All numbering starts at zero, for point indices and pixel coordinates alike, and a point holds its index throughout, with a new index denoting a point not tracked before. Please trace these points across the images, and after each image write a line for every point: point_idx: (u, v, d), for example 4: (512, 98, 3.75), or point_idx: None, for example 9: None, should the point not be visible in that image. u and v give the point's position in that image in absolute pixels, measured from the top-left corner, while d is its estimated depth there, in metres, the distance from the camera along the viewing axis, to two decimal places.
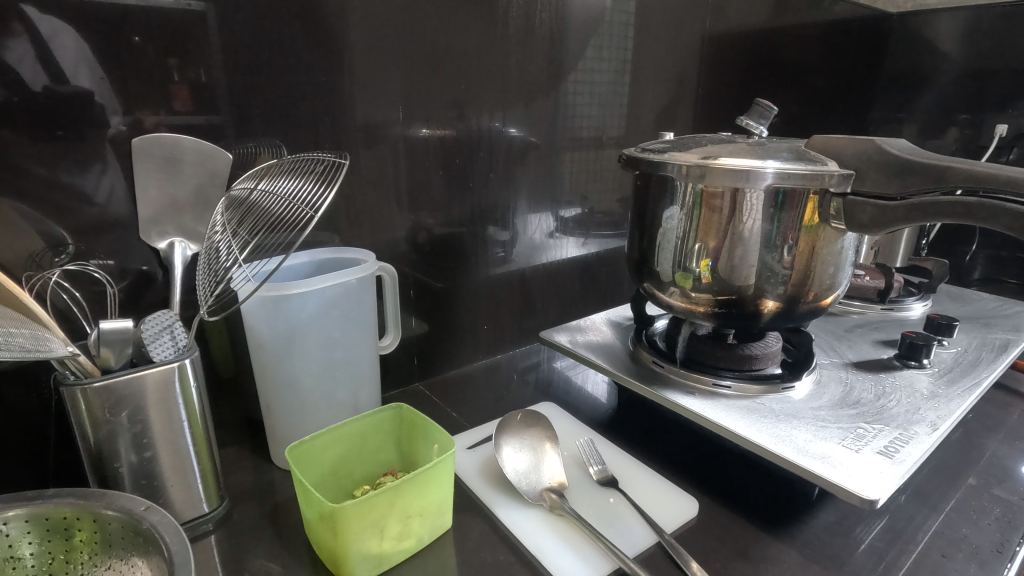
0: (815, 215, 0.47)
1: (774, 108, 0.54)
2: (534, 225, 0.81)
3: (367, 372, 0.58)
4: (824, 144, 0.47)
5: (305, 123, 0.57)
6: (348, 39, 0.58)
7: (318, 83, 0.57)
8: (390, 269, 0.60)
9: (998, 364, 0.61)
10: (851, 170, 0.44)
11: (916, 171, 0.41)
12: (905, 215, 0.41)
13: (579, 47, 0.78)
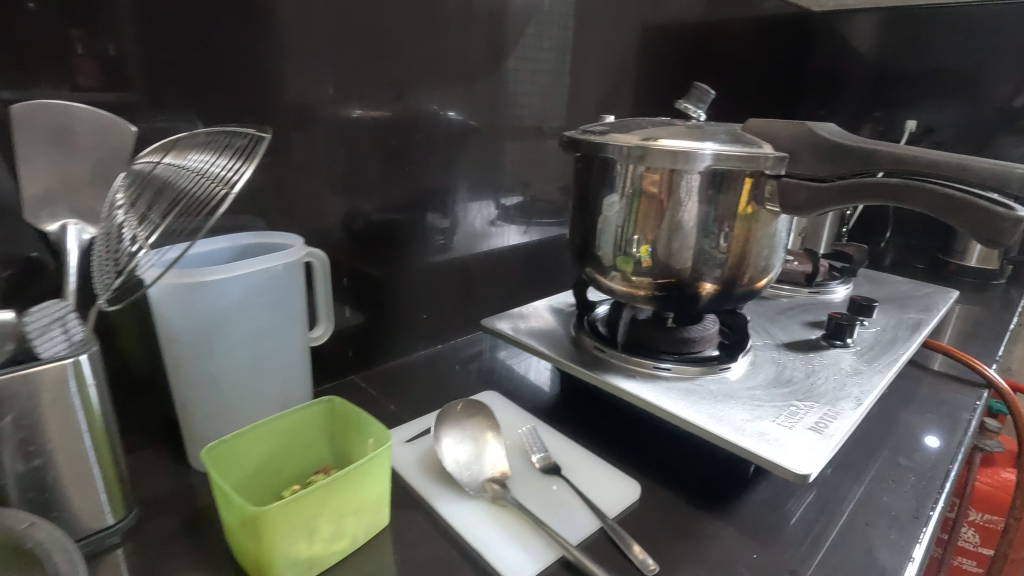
0: (750, 202, 0.47)
1: (712, 92, 0.54)
2: (475, 213, 0.78)
3: (296, 366, 0.54)
4: (761, 126, 0.47)
5: (223, 96, 0.52)
6: (268, 5, 0.53)
7: (236, 52, 0.52)
8: (320, 254, 0.56)
9: (912, 342, 0.65)
10: (785, 152, 0.45)
11: (848, 153, 0.43)
12: (835, 196, 0.42)
13: (519, 29, 0.76)
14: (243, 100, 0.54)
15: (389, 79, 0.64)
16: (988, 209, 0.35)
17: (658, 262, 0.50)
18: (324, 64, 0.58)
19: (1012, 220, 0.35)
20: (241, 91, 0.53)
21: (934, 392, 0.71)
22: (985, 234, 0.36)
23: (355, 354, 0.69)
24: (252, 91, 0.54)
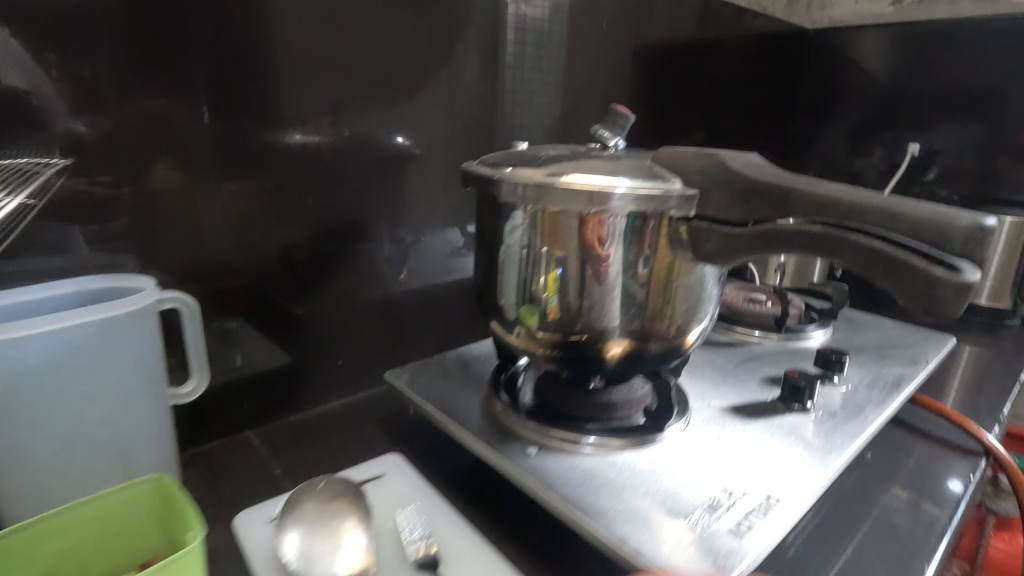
0: (666, 244, 0.39)
1: (632, 118, 0.46)
2: (440, 241, 0.72)
3: (147, 429, 0.48)
4: (670, 158, 0.40)
5: (57, 125, 0.45)
6: (125, 17, 0.46)
7: (84, 69, 0.45)
8: (186, 299, 0.49)
9: (887, 407, 0.55)
10: (695, 191, 0.37)
11: (762, 194, 0.35)
12: (750, 243, 0.35)
13: (449, 47, 0.68)
14: (94, 125, 0.46)
15: (288, 101, 0.57)
16: (931, 271, 0.30)
17: (568, 311, 0.42)
18: (203, 83, 0.51)
19: (960, 284, 0.29)
20: (91, 115, 0.46)
21: (924, 460, 0.60)
22: (926, 299, 0.30)
23: (250, 408, 0.61)
24: (106, 114, 0.47)
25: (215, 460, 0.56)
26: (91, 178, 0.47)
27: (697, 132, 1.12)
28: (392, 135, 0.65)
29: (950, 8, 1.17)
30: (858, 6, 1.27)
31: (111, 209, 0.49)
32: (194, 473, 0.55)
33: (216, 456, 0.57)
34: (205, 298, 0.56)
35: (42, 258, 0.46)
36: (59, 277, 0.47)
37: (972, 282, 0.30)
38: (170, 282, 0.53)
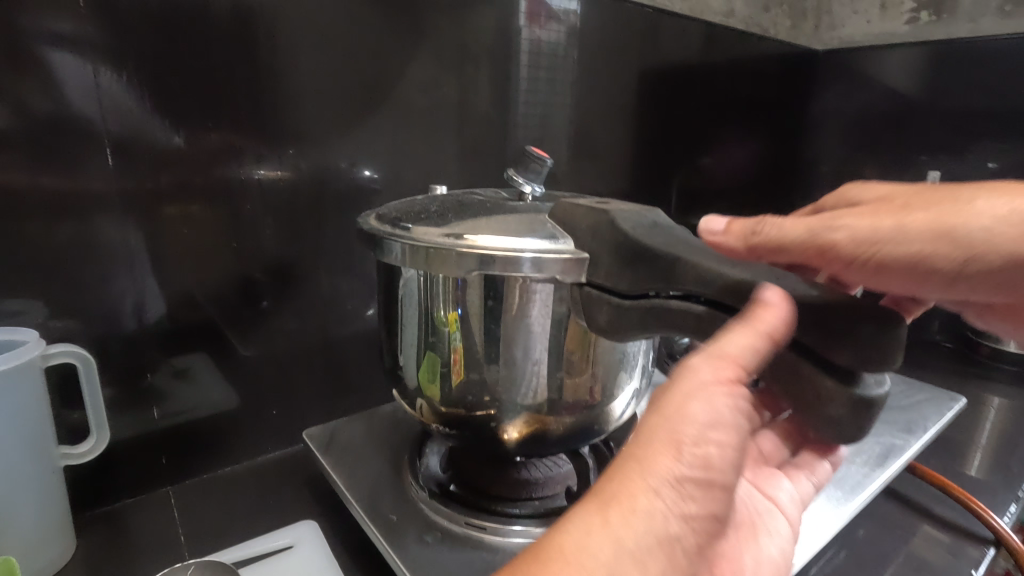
0: (571, 310, 0.37)
1: (547, 161, 0.45)
2: None
3: (38, 490, 0.45)
4: (565, 213, 0.39)
5: None
6: (13, 81, 0.46)
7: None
8: (81, 354, 0.46)
9: (867, 488, 0.49)
10: (584, 255, 0.36)
11: (646, 259, 0.33)
12: (640, 320, 0.34)
13: (380, 86, 0.65)
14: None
15: (198, 148, 0.55)
16: (830, 387, 0.28)
17: (474, 358, 0.39)
18: (105, 135, 0.51)
19: (850, 400, 0.27)
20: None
21: (900, 546, 0.53)
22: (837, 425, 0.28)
23: (168, 461, 0.60)
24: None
25: (122, 518, 0.55)
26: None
27: (703, 159, 1.05)
28: (320, 180, 0.63)
29: (971, 26, 1.03)
30: (869, 25, 1.15)
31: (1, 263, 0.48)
32: (98, 532, 0.53)
33: (126, 515, 0.56)
34: (116, 352, 0.55)
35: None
36: None
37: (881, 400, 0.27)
38: (73, 333, 0.52)
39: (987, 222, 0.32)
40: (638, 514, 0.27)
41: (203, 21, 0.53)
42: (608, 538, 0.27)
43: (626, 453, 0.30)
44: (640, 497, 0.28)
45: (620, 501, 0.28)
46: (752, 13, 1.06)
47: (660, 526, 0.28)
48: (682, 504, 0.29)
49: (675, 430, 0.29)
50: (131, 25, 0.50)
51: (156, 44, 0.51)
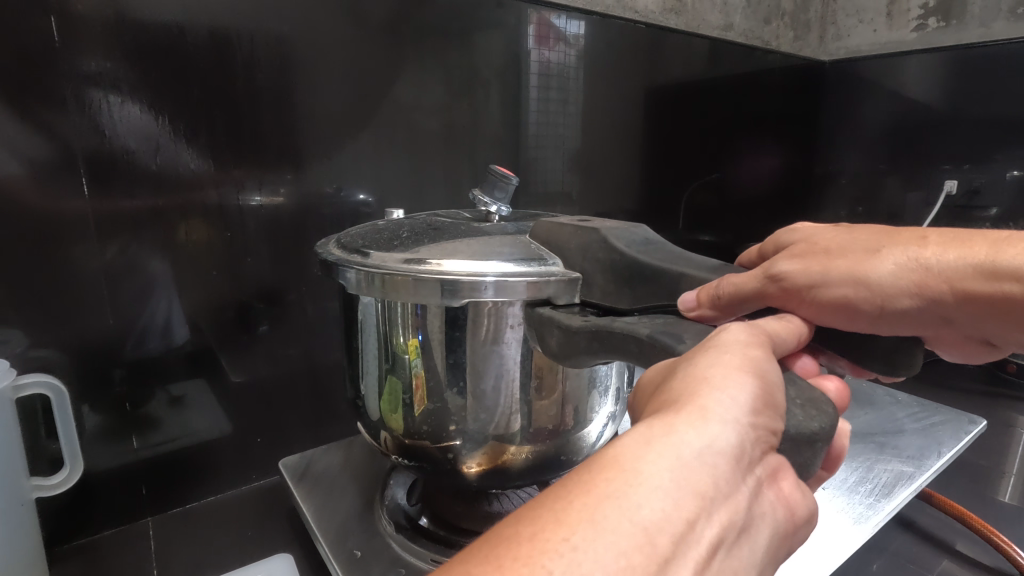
0: (536, 327, 0.35)
1: (511, 179, 0.45)
2: None
3: (8, 522, 0.45)
4: (549, 233, 0.38)
5: None
6: None
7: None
8: (54, 384, 0.46)
9: (877, 519, 0.45)
10: (576, 274, 0.36)
11: (647, 278, 0.34)
12: (588, 346, 0.32)
13: (363, 109, 0.65)
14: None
15: (178, 178, 0.55)
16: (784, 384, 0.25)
17: (435, 383, 0.37)
18: (82, 165, 0.51)
19: (789, 437, 0.23)
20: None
21: None
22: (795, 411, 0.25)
23: (147, 492, 0.59)
24: None
25: (98, 554, 0.54)
26: None
27: (709, 172, 1.03)
28: (305, 206, 0.63)
29: (982, 31, 1.00)
30: (876, 34, 1.12)
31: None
32: (72, 565, 0.52)
33: (103, 549, 0.55)
34: (95, 383, 0.55)
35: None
36: None
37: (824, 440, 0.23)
38: (51, 363, 0.52)
39: (885, 270, 0.35)
40: (712, 421, 0.22)
41: (185, 55, 0.54)
42: (672, 447, 0.21)
43: (685, 375, 0.24)
44: (711, 405, 0.22)
45: (687, 410, 0.22)
46: (754, 26, 1.04)
47: (735, 438, 0.22)
48: (757, 416, 0.23)
49: (736, 357, 0.25)
50: (107, 60, 0.51)
51: (134, 76, 0.52)
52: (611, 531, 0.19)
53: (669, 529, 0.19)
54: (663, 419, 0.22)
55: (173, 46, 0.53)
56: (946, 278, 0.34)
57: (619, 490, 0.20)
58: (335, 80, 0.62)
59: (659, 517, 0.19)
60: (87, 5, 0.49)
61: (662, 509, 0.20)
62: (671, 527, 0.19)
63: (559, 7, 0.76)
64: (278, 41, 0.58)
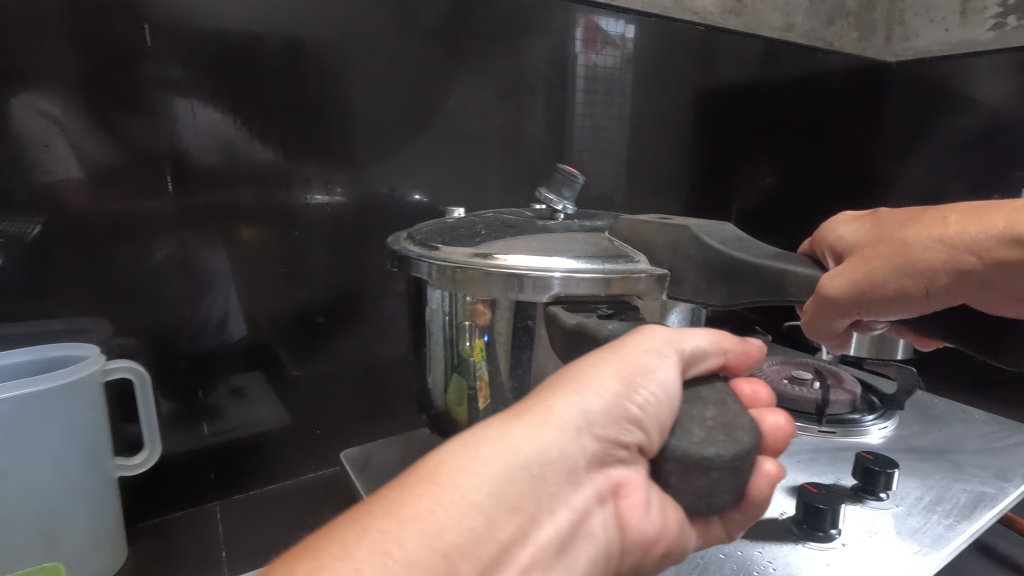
0: (529, 328, 0.36)
1: (579, 176, 0.45)
2: None
3: (92, 499, 0.48)
4: (633, 231, 0.40)
5: (21, 218, 0.49)
6: (84, 118, 0.50)
7: (31, 155, 0.48)
8: (139, 369, 0.49)
9: (959, 541, 0.42)
10: (664, 272, 0.36)
11: (744, 275, 0.35)
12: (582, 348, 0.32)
13: (424, 112, 0.66)
14: (56, 209, 0.50)
15: (251, 178, 0.58)
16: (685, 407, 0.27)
17: (499, 386, 0.38)
18: (167, 165, 0.54)
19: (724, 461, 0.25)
20: (41, 199, 0.49)
21: None
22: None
23: (213, 477, 0.61)
24: (72, 206, 0.50)
25: (169, 533, 0.57)
26: (55, 264, 0.50)
27: (762, 178, 1.00)
28: (368, 207, 0.65)
29: None
30: (948, 34, 1.05)
31: (66, 282, 0.51)
32: (145, 543, 0.55)
33: (174, 529, 0.57)
34: (171, 370, 0.58)
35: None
36: (40, 346, 0.50)
37: (718, 469, 0.25)
38: (131, 350, 0.55)
39: (919, 257, 0.37)
40: (546, 432, 0.26)
41: (256, 61, 0.56)
42: (514, 445, 0.25)
43: (553, 378, 0.28)
44: (552, 416, 0.26)
45: (528, 417, 0.26)
46: (815, 27, 1.01)
47: (566, 448, 0.26)
48: (595, 428, 0.27)
49: (619, 364, 0.28)
50: (192, 64, 0.53)
51: (215, 78, 0.54)
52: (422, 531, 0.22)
53: (474, 545, 0.23)
54: (502, 424, 0.26)
55: (250, 52, 0.56)
56: (977, 252, 0.36)
57: (432, 500, 0.23)
58: (399, 83, 0.64)
59: (472, 523, 0.23)
60: (175, 14, 0.52)
61: (475, 515, 0.23)
62: (482, 532, 0.23)
63: (615, 11, 0.76)
64: (339, 46, 0.60)
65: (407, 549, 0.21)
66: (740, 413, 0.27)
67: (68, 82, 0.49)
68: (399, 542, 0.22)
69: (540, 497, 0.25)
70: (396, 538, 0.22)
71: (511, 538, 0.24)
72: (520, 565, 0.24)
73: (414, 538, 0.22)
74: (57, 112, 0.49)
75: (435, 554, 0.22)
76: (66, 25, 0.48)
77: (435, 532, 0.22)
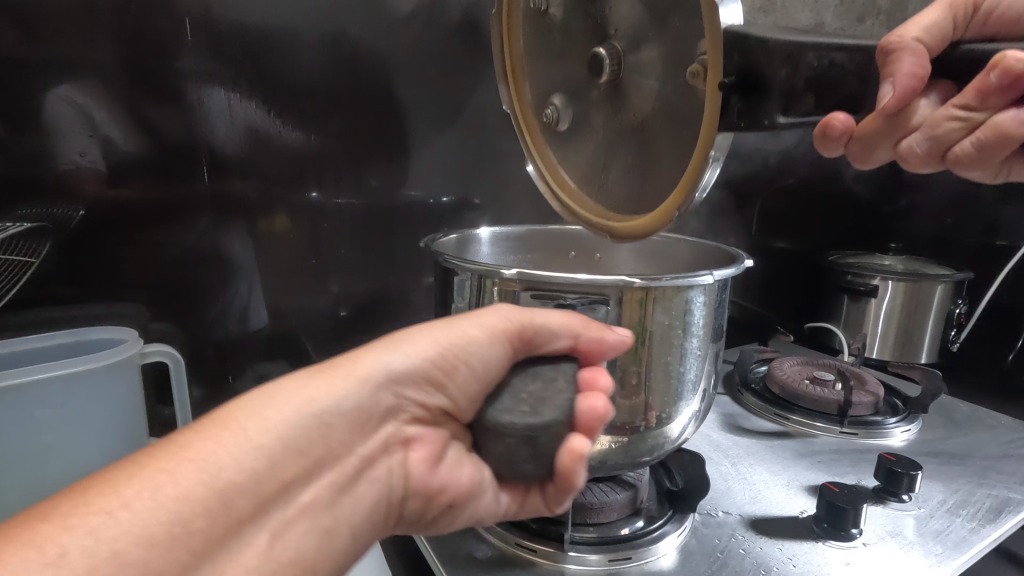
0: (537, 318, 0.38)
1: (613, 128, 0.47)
2: None
3: None
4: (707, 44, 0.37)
5: (66, 206, 0.51)
6: (127, 108, 0.52)
7: (52, 142, 0.49)
8: (174, 354, 0.51)
9: (983, 545, 0.42)
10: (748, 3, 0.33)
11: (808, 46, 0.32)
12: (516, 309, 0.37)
13: (450, 108, 0.67)
14: (99, 197, 0.52)
15: (281, 168, 0.59)
16: (514, 381, 0.35)
17: None
18: (203, 154, 0.55)
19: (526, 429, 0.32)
20: (80, 187, 0.51)
21: None
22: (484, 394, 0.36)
23: None
24: (114, 194, 0.52)
25: None
26: (98, 251, 0.53)
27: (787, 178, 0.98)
28: (393, 199, 0.66)
29: None
30: None
31: (88, 269, 0.53)
32: None
33: None
34: (203, 356, 0.60)
35: (43, 310, 0.51)
36: (81, 330, 0.52)
37: (509, 437, 0.32)
38: (166, 335, 0.57)
39: None
40: (343, 384, 0.34)
41: (293, 56, 0.58)
42: (310, 397, 0.32)
43: (366, 346, 0.36)
44: (346, 375, 0.34)
45: (329, 371, 0.34)
46: (846, 25, 0.99)
47: (359, 399, 0.34)
48: (403, 389, 0.36)
49: (444, 334, 0.36)
50: (228, 56, 0.55)
51: (251, 71, 0.56)
52: (208, 463, 0.28)
53: (258, 480, 0.29)
54: (309, 376, 0.33)
55: (284, 47, 0.57)
56: None
57: (215, 442, 0.29)
58: (427, 78, 0.65)
59: (256, 457, 0.30)
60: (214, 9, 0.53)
61: (258, 456, 0.30)
62: (267, 466, 0.30)
63: None
64: (367, 42, 0.61)
65: (181, 486, 0.27)
66: (559, 394, 0.33)
67: (106, 74, 0.50)
68: (174, 474, 0.27)
69: (329, 443, 0.33)
70: (169, 474, 0.27)
71: (294, 478, 0.31)
72: (302, 501, 0.32)
73: (196, 468, 0.28)
74: (78, 101, 0.50)
75: (210, 490, 0.27)
76: (112, 16, 0.49)
77: (214, 469, 0.28)
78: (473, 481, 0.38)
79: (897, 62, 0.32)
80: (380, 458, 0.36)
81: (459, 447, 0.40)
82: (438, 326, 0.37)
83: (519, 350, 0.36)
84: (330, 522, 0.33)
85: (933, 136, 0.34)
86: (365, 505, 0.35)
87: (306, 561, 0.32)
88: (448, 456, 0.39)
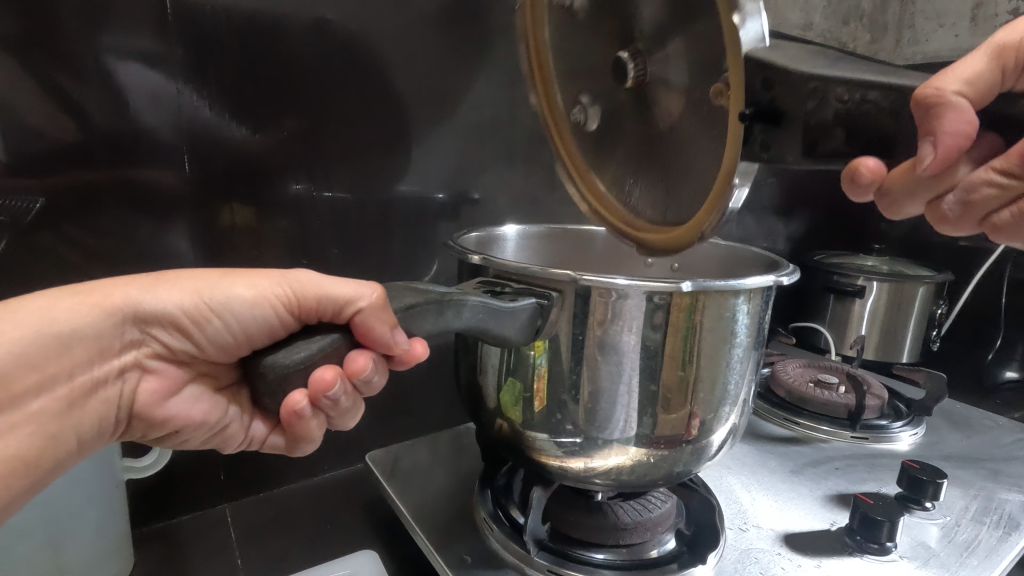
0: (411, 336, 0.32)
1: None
2: None
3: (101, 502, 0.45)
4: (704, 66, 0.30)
5: (24, 196, 0.45)
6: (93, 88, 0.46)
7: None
8: None
9: (1012, 554, 0.42)
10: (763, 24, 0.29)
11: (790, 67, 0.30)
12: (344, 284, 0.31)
13: (444, 96, 0.62)
14: (60, 184, 0.46)
15: (265, 157, 0.54)
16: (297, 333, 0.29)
17: (559, 381, 0.36)
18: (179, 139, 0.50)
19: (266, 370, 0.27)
20: (39, 174, 0.46)
21: None
22: (237, 346, 0.34)
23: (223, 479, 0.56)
24: (76, 182, 0.47)
25: (177, 538, 0.53)
26: (59, 246, 0.47)
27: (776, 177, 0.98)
28: (387, 193, 0.61)
29: None
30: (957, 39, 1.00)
31: (15, 269, 0.46)
32: (153, 552, 0.51)
33: (182, 533, 0.53)
34: None
35: None
36: None
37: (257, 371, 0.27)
38: None
39: None
40: (93, 313, 0.32)
41: (277, 35, 0.53)
42: (51, 316, 0.31)
43: (151, 285, 0.33)
44: (96, 303, 0.32)
45: (99, 294, 0.32)
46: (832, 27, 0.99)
47: (100, 332, 0.32)
48: (153, 327, 0.33)
49: (211, 287, 0.33)
50: (208, 34, 0.50)
51: (234, 51, 0.51)
52: None
53: None
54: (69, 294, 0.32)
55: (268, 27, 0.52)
56: None
57: None
58: (419, 66, 0.60)
59: None
60: None
61: None
62: None
63: None
64: (357, 22, 0.56)
65: None
66: (310, 343, 0.28)
67: (68, 50, 0.45)
68: None
69: (65, 361, 0.32)
70: None
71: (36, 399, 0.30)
72: (31, 409, 0.31)
73: None
74: (37, 81, 0.45)
75: None
76: None
77: None
78: (208, 418, 0.37)
79: (939, 119, 0.26)
80: (111, 384, 0.34)
81: (201, 387, 0.37)
82: (212, 276, 0.33)
83: (291, 317, 0.33)
84: (56, 429, 0.32)
85: (965, 199, 0.30)
86: (91, 421, 0.34)
87: (27, 458, 0.31)
88: (187, 395, 0.37)
